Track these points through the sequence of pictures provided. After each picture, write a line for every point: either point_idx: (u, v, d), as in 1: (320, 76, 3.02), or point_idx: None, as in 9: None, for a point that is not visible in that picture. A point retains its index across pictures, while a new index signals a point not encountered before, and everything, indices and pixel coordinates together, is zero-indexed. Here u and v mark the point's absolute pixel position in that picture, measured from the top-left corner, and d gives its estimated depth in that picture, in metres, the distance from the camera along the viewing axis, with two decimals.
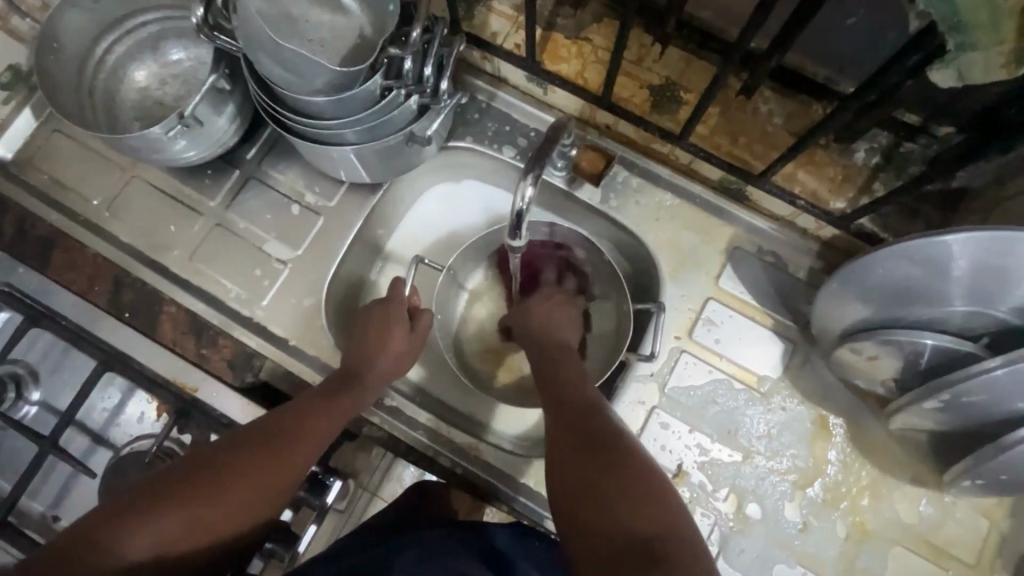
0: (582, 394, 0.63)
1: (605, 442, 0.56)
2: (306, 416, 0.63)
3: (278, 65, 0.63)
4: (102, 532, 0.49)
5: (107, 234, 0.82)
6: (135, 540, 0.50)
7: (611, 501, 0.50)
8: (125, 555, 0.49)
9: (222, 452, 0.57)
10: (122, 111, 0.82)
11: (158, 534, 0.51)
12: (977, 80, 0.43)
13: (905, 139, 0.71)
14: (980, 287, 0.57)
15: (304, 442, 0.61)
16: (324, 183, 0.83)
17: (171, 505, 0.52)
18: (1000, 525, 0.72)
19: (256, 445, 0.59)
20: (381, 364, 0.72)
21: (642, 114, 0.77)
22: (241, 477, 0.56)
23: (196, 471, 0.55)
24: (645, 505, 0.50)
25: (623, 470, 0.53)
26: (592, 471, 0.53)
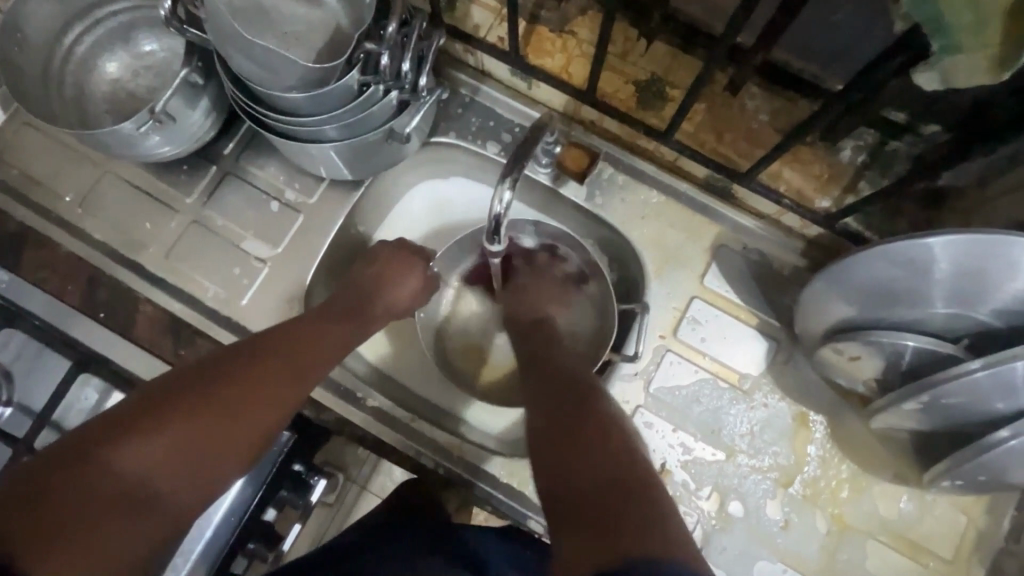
0: (559, 366, 0.66)
1: (574, 407, 0.57)
2: (309, 334, 0.63)
3: (252, 61, 0.62)
4: (88, 451, 0.46)
5: (79, 232, 0.80)
6: (139, 448, 0.47)
7: (577, 454, 0.51)
8: (127, 463, 0.46)
9: (214, 368, 0.55)
10: (93, 104, 0.79)
11: (155, 445, 0.48)
12: (960, 83, 0.42)
13: (891, 138, 0.69)
14: (961, 290, 0.57)
15: (301, 358, 0.60)
16: (303, 179, 0.82)
17: (164, 417, 0.49)
18: (977, 521, 0.73)
19: (249, 360, 0.56)
20: (387, 298, 0.72)
21: (627, 111, 0.76)
22: (249, 385, 0.55)
23: (187, 385, 0.52)
24: (609, 454, 0.50)
25: (591, 430, 0.53)
26: (563, 434, 0.54)
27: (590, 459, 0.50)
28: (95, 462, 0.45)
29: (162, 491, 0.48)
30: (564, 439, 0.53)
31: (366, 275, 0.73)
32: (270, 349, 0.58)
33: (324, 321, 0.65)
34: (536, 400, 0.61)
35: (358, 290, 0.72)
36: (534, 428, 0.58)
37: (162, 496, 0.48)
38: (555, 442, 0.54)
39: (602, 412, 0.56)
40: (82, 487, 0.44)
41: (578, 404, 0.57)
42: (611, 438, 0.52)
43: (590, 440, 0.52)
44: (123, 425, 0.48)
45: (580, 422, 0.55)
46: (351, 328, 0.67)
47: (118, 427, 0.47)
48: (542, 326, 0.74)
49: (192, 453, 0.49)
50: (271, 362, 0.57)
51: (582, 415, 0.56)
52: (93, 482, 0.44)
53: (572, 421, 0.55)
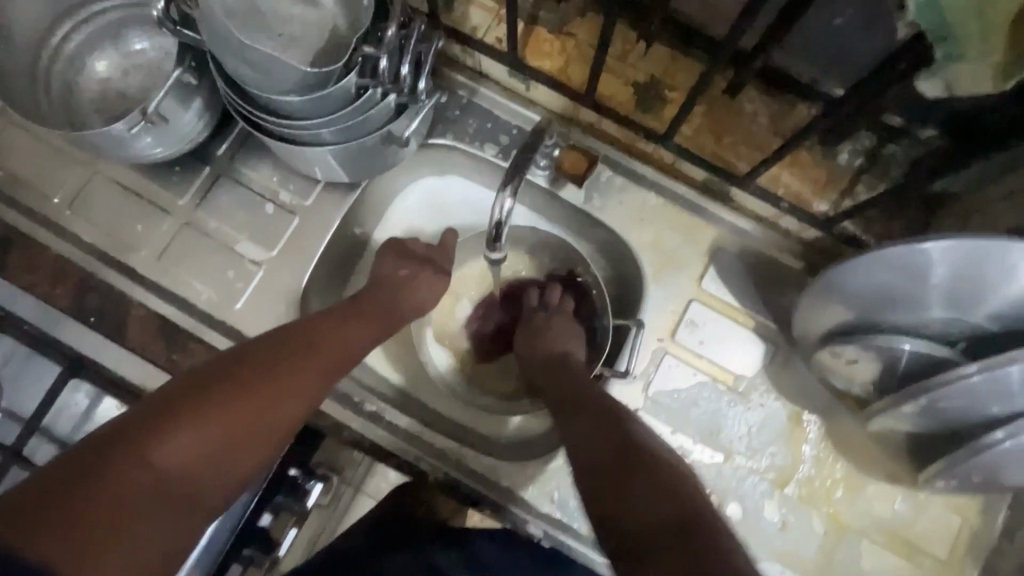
0: (583, 389, 0.62)
1: (614, 434, 0.53)
2: (337, 324, 0.64)
3: (246, 65, 0.60)
4: (121, 448, 0.44)
5: (68, 234, 0.78)
6: (187, 439, 0.47)
7: (631, 489, 0.46)
8: (177, 455, 0.46)
9: (245, 361, 0.54)
10: (82, 104, 0.78)
11: (190, 444, 0.47)
12: (964, 91, 0.42)
13: (888, 142, 0.69)
14: (958, 296, 0.57)
15: (325, 360, 0.59)
16: (298, 181, 0.80)
17: (198, 416, 0.48)
18: (971, 521, 0.73)
19: (276, 360, 0.56)
20: (411, 291, 0.73)
21: (626, 113, 0.76)
22: (285, 376, 0.55)
23: (217, 383, 0.51)
24: (658, 486, 0.46)
25: (638, 460, 0.49)
26: (612, 466, 0.50)
27: (645, 495, 0.45)
28: (131, 460, 0.44)
29: (196, 491, 0.47)
30: (614, 473, 0.49)
31: (377, 286, 0.72)
32: (296, 349, 0.58)
33: (350, 312, 0.66)
34: (574, 433, 0.56)
35: (381, 280, 0.73)
36: (577, 460, 0.53)
37: (196, 496, 0.47)
38: (602, 479, 0.49)
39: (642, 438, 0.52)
40: (120, 487, 0.42)
41: (615, 431, 0.54)
42: (663, 467, 0.48)
43: (638, 470, 0.48)
44: (156, 422, 0.46)
45: (625, 451, 0.50)
46: (377, 319, 0.68)
47: (151, 425, 0.46)
48: (559, 365, 0.68)
49: (225, 454, 0.49)
50: (304, 355, 0.58)
51: (627, 442, 0.52)
52: (130, 481, 0.43)
53: (616, 453, 0.51)
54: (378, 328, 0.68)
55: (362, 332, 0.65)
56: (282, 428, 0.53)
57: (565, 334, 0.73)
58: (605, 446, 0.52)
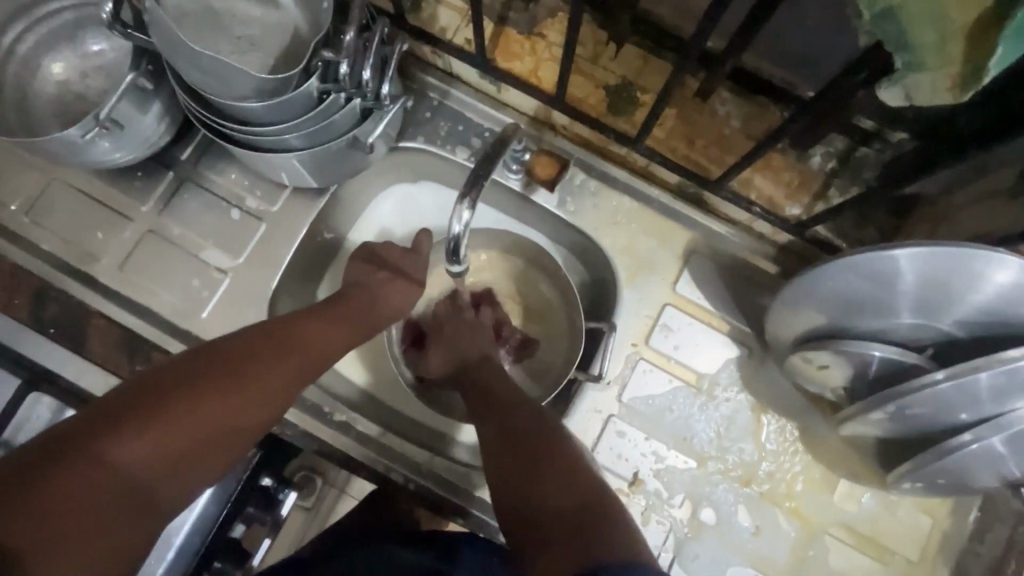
0: (506, 385, 0.69)
1: (521, 426, 0.62)
2: (310, 327, 0.62)
3: (197, 69, 0.57)
4: (80, 448, 0.44)
5: (26, 242, 0.76)
6: (143, 441, 0.46)
7: (529, 480, 0.57)
8: (132, 456, 0.45)
9: (212, 361, 0.53)
10: (39, 107, 0.75)
11: (153, 446, 0.46)
12: (924, 101, 0.41)
13: (860, 144, 0.70)
14: (929, 302, 0.57)
15: (297, 360, 0.58)
16: (265, 186, 0.79)
17: (160, 416, 0.47)
18: (941, 523, 0.74)
19: (247, 357, 0.55)
20: (386, 291, 0.72)
21: (598, 116, 0.74)
22: (253, 378, 0.54)
23: (182, 383, 0.50)
24: (560, 474, 0.56)
25: (539, 453, 0.59)
26: (516, 457, 0.59)
27: (546, 483, 0.56)
28: (91, 461, 0.44)
29: (158, 491, 0.47)
30: (514, 464, 0.59)
31: (357, 287, 0.70)
32: (268, 347, 0.57)
33: (325, 313, 0.65)
34: (483, 425, 0.65)
35: (355, 284, 0.71)
36: (489, 449, 0.62)
37: (158, 497, 0.47)
38: (504, 469, 0.59)
39: (544, 426, 0.62)
40: (77, 486, 0.42)
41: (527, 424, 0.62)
42: (559, 455, 0.58)
43: (540, 462, 0.58)
44: (117, 421, 0.46)
45: (531, 443, 0.60)
46: (354, 322, 0.67)
47: (111, 424, 0.46)
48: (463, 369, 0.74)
49: (187, 455, 0.48)
50: (275, 356, 0.57)
51: (533, 432, 0.61)
52: (90, 480, 0.43)
53: (530, 447, 0.60)
54: (356, 329, 0.67)
55: (338, 331, 0.64)
56: (246, 433, 0.53)
57: (471, 334, 0.78)
58: (506, 440, 0.61)
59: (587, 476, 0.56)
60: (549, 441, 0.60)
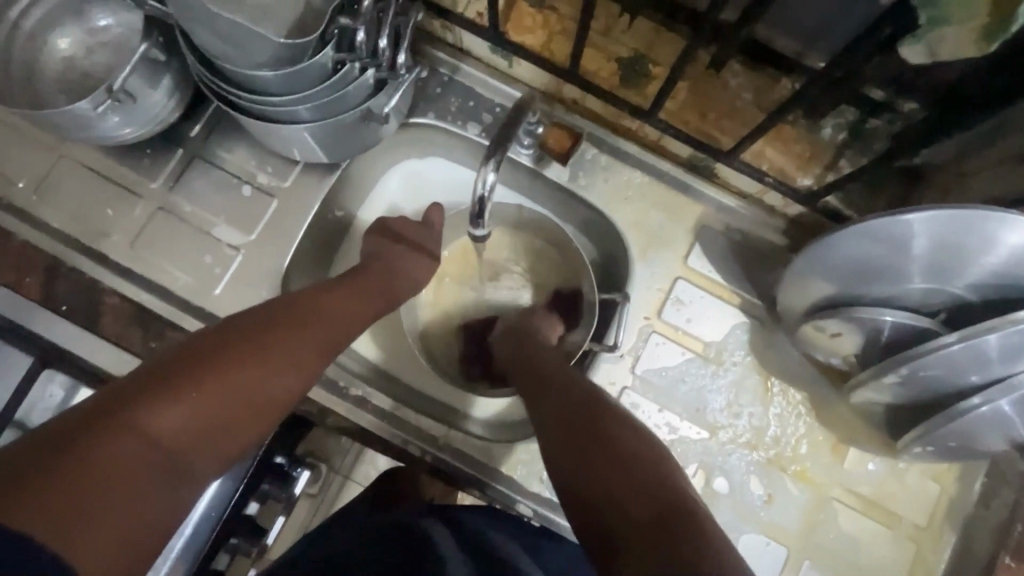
0: (569, 374, 0.60)
1: (592, 413, 0.52)
2: (327, 300, 0.62)
3: (218, 38, 0.57)
4: (108, 416, 0.42)
5: (35, 220, 0.75)
6: (175, 409, 0.45)
7: (600, 474, 0.46)
8: (164, 424, 0.44)
9: (235, 333, 0.53)
10: (45, 82, 0.74)
11: (185, 413, 0.45)
12: (949, 55, 0.42)
13: (869, 116, 0.69)
14: (940, 265, 0.58)
15: (317, 335, 0.58)
16: (275, 162, 0.78)
17: (188, 386, 0.46)
18: (948, 489, 0.75)
19: (269, 332, 0.54)
20: (402, 265, 0.72)
21: (609, 89, 0.75)
22: (277, 348, 0.54)
23: (207, 355, 0.49)
24: (638, 468, 0.45)
25: (604, 438, 0.48)
26: (584, 447, 0.49)
27: (618, 477, 0.45)
28: (120, 429, 0.41)
29: (187, 462, 0.45)
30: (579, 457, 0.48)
31: (372, 262, 0.70)
32: (289, 322, 0.56)
33: (340, 286, 0.65)
34: (542, 416, 0.56)
35: (370, 259, 0.71)
36: (549, 442, 0.52)
37: (188, 469, 0.45)
38: (566, 464, 0.49)
39: (619, 415, 0.52)
40: (111, 454, 0.40)
41: (596, 408, 0.53)
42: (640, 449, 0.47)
43: (608, 448, 0.47)
44: (144, 391, 0.44)
45: (602, 433, 0.49)
46: (370, 296, 0.66)
47: (139, 394, 0.44)
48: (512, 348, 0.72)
49: (217, 427, 0.47)
50: (296, 327, 0.57)
51: (603, 420, 0.51)
52: (118, 449, 0.41)
53: (593, 431, 0.50)
54: (373, 303, 0.67)
55: (355, 309, 0.64)
56: (276, 401, 0.52)
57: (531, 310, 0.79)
58: (571, 428, 0.51)
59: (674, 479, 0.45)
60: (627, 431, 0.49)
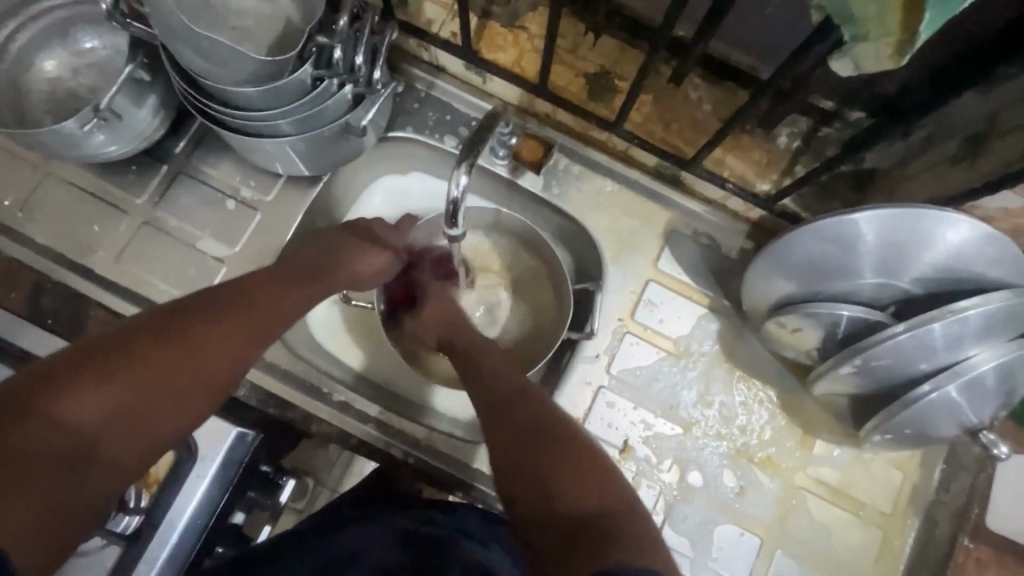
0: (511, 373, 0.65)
1: (536, 418, 0.58)
2: (278, 290, 0.62)
3: (201, 56, 0.61)
4: (31, 401, 0.43)
5: (22, 237, 0.77)
6: (98, 395, 0.46)
7: (535, 485, 0.52)
8: (86, 409, 0.45)
9: (179, 317, 0.53)
10: (31, 103, 0.76)
11: (112, 398, 0.46)
12: (871, 70, 0.44)
13: (821, 124, 0.74)
14: (887, 261, 0.62)
15: (259, 324, 0.58)
16: (259, 176, 0.81)
17: (113, 371, 0.47)
18: (912, 477, 0.78)
19: (200, 320, 0.54)
20: (369, 259, 0.72)
21: (579, 102, 0.78)
22: (219, 333, 0.54)
23: (129, 343, 0.49)
24: (569, 476, 0.52)
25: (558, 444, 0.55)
26: (518, 454, 0.55)
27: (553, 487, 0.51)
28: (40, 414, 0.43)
29: (104, 449, 0.46)
30: (519, 468, 0.54)
31: (317, 243, 0.71)
32: (221, 309, 0.56)
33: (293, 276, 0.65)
34: (492, 417, 0.60)
35: (336, 247, 0.70)
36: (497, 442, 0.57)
37: (106, 456, 0.46)
38: (515, 472, 0.54)
39: (549, 418, 0.58)
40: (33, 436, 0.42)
41: (526, 413, 0.59)
42: (574, 453, 0.54)
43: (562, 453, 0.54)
44: (59, 378, 0.45)
45: (537, 438, 0.56)
46: (323, 287, 0.67)
47: (55, 381, 0.45)
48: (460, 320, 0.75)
49: (140, 413, 0.48)
50: (241, 317, 0.57)
51: (537, 426, 0.57)
52: (30, 437, 0.42)
53: (545, 433, 0.56)
54: (324, 290, 0.67)
55: (291, 292, 0.63)
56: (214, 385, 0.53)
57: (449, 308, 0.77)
58: (506, 431, 0.58)
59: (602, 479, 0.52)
60: (554, 437, 0.55)
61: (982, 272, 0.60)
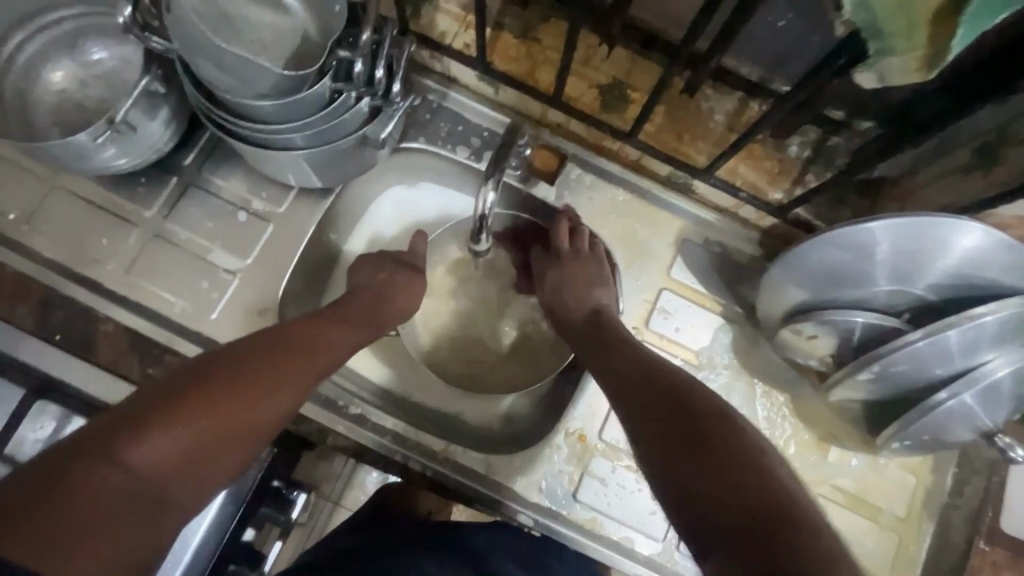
0: (646, 364, 0.61)
1: (681, 411, 0.52)
2: (317, 329, 0.65)
3: (219, 68, 0.60)
4: (100, 449, 0.45)
5: (26, 250, 0.75)
6: (161, 441, 0.47)
7: (703, 481, 0.45)
8: (149, 453, 0.46)
9: (232, 362, 0.56)
10: (38, 114, 0.75)
11: (174, 444, 0.48)
12: (896, 83, 0.45)
13: (831, 134, 0.76)
14: (901, 269, 0.63)
15: (305, 363, 0.61)
16: (270, 188, 0.80)
17: (174, 418, 0.49)
18: (925, 481, 0.79)
19: (255, 364, 0.57)
20: (398, 297, 0.76)
21: (592, 112, 0.79)
22: (271, 374, 0.57)
23: (191, 389, 0.51)
24: (723, 467, 0.45)
25: (701, 432, 0.49)
26: (676, 446, 0.49)
27: (706, 475, 0.45)
28: (109, 460, 0.44)
29: (171, 492, 0.47)
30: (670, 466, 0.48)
31: (361, 293, 0.74)
32: (272, 353, 0.59)
33: (332, 316, 0.68)
34: (637, 410, 0.56)
35: (364, 289, 0.75)
36: (638, 431, 0.54)
37: (170, 498, 0.47)
38: (671, 468, 0.48)
39: (704, 406, 0.52)
40: (101, 482, 0.43)
41: (683, 411, 0.52)
42: (733, 444, 0.47)
43: (710, 446, 0.47)
44: (129, 427, 0.47)
45: (673, 429, 0.51)
46: (361, 327, 0.70)
47: (121, 432, 0.46)
48: (598, 321, 0.71)
49: (199, 454, 0.49)
50: (289, 359, 0.60)
51: (688, 416, 0.52)
52: (101, 481, 0.43)
53: (689, 421, 0.51)
54: (360, 329, 0.70)
55: (339, 335, 0.66)
56: (264, 428, 0.55)
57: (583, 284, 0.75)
58: (653, 420, 0.53)
59: (765, 472, 0.44)
60: (705, 429, 0.49)
61: (998, 278, 0.61)
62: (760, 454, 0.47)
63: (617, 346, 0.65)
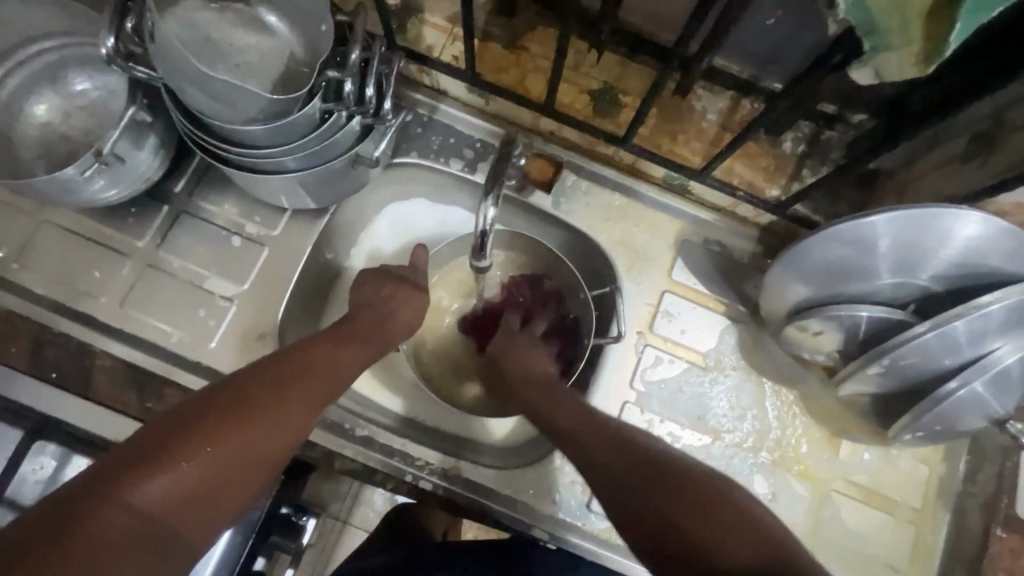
0: (608, 425, 0.61)
1: (673, 472, 0.53)
2: (321, 352, 0.63)
3: (207, 95, 0.58)
4: (102, 491, 0.43)
5: (17, 288, 0.74)
6: (164, 479, 0.46)
7: (698, 533, 0.48)
8: (153, 493, 0.45)
9: (235, 390, 0.54)
10: (22, 149, 0.74)
11: (179, 482, 0.47)
12: (892, 78, 0.45)
13: (824, 128, 0.77)
14: (905, 261, 0.63)
15: (310, 388, 0.59)
16: (264, 211, 0.79)
17: (177, 455, 0.47)
18: (937, 470, 0.79)
19: (258, 392, 0.55)
20: (400, 315, 0.74)
21: (585, 118, 0.78)
22: (276, 401, 0.56)
23: (195, 423, 0.50)
24: (728, 530, 0.47)
25: (696, 491, 0.51)
26: (668, 508, 0.50)
27: (713, 535, 0.47)
28: (113, 502, 0.43)
29: (178, 531, 0.46)
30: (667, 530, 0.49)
31: (360, 312, 0.72)
32: (277, 380, 0.57)
33: (336, 338, 0.67)
34: (613, 477, 0.55)
35: (367, 307, 0.73)
36: (616, 499, 0.54)
37: (177, 537, 0.46)
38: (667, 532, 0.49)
39: (684, 469, 0.54)
40: (104, 526, 0.42)
41: (658, 469, 0.54)
42: (728, 505, 0.50)
43: (704, 506, 0.50)
44: (131, 467, 0.45)
45: (663, 488, 0.52)
46: (367, 346, 0.69)
47: (124, 471, 0.45)
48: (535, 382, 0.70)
49: (204, 489, 0.48)
50: (293, 383, 0.58)
51: (673, 479, 0.53)
52: (104, 525, 0.42)
53: (677, 481, 0.52)
54: (366, 348, 0.69)
55: (343, 356, 0.65)
56: (272, 457, 0.54)
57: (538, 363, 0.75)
58: (630, 482, 0.54)
59: (761, 530, 0.48)
60: (700, 488, 0.51)
61: (1002, 266, 0.61)
62: (745, 508, 0.50)
63: (563, 409, 0.64)
